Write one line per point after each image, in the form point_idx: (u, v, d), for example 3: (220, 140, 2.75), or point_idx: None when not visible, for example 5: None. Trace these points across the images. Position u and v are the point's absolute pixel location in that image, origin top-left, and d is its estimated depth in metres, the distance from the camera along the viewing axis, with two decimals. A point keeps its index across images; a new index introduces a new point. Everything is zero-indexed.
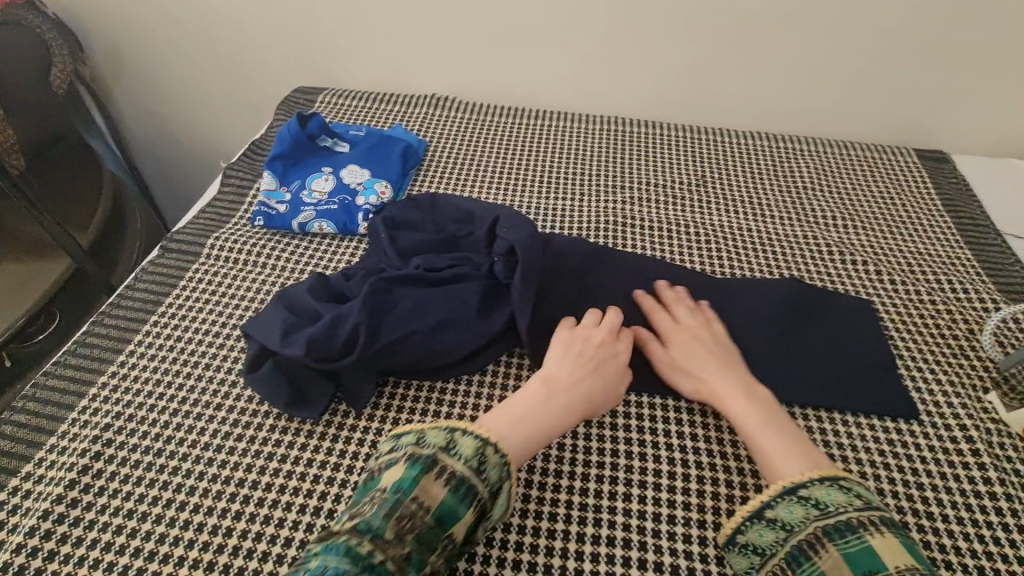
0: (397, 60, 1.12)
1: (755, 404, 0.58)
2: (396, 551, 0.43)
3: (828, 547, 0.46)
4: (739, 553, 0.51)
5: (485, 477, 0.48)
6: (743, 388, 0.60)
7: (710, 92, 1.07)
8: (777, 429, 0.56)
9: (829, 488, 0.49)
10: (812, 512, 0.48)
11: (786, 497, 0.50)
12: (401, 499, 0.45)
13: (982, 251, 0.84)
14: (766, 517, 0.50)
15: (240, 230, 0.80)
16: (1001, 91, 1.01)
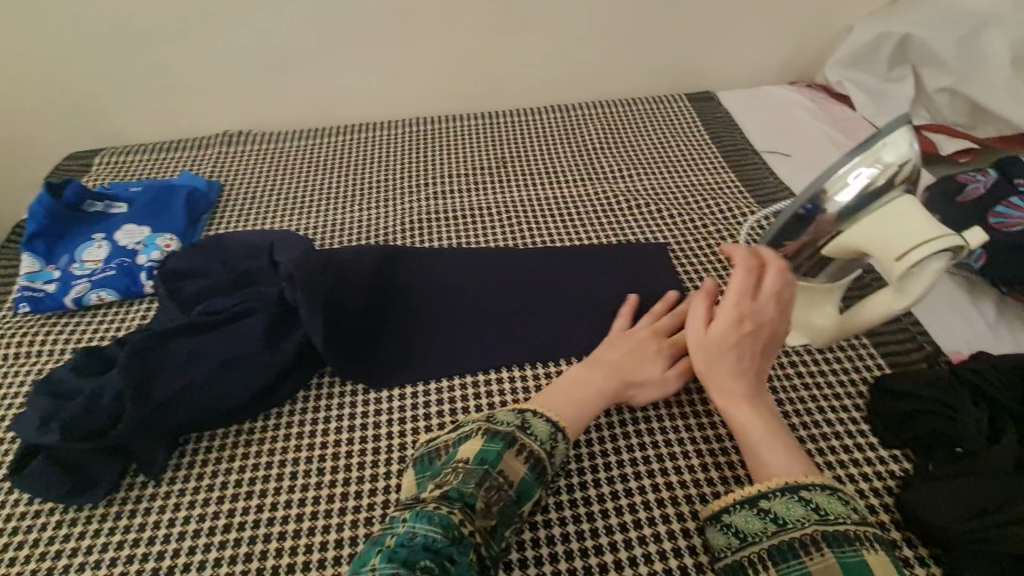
0: (176, 104, 1.06)
1: (764, 409, 0.56)
2: (483, 522, 0.47)
3: (823, 551, 0.43)
4: (720, 531, 0.49)
5: (556, 458, 0.54)
6: (755, 389, 0.57)
7: (498, 76, 1.12)
8: (774, 435, 0.53)
9: (828, 496, 0.46)
10: (811, 514, 0.45)
11: (782, 494, 0.47)
12: (490, 471, 0.49)
13: (742, 172, 0.96)
14: (760, 507, 0.47)
15: (4, 322, 0.73)
16: (737, 31, 1.15)
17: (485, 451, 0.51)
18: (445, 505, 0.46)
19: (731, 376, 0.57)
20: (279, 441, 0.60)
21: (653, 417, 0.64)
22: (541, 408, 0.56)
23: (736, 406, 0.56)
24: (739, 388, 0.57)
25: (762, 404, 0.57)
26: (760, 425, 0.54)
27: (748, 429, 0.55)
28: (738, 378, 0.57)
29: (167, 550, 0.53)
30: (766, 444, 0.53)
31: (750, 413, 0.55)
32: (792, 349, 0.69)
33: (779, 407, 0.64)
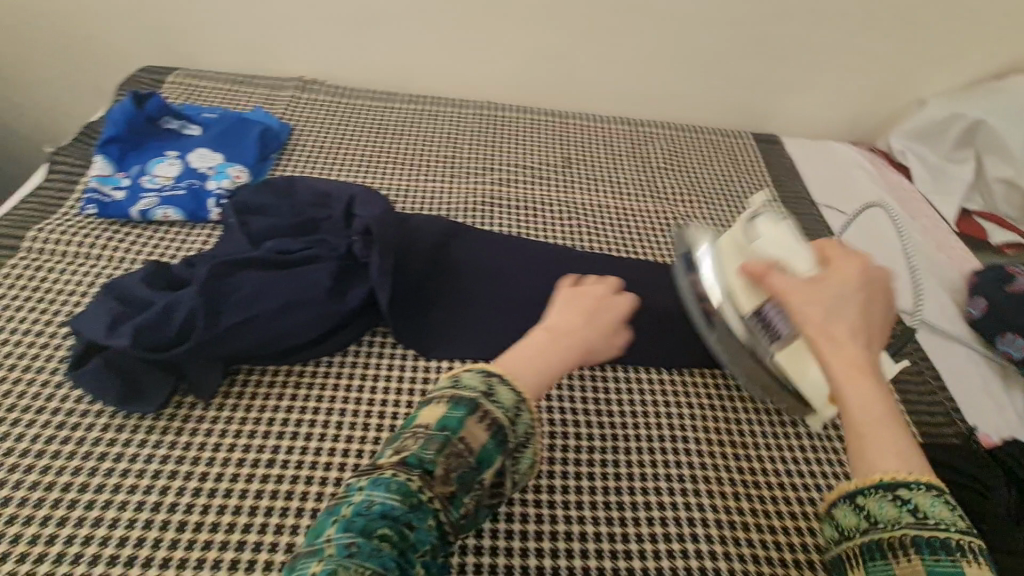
0: (257, 40, 1.06)
1: (884, 383, 0.44)
2: (442, 488, 0.41)
3: (911, 556, 0.37)
4: (830, 525, 0.45)
5: (517, 427, 0.45)
6: (875, 357, 0.45)
7: (576, 77, 1.13)
8: (890, 418, 0.42)
9: (932, 498, 0.39)
10: (906, 517, 0.38)
11: (874, 491, 0.40)
12: (452, 439, 0.42)
13: (798, 219, 0.98)
14: (855, 502, 0.41)
15: (68, 220, 0.73)
16: (814, 82, 1.16)
17: (445, 417, 0.43)
18: (403, 471, 0.40)
19: (851, 329, 0.46)
20: (329, 389, 0.61)
21: (691, 438, 0.65)
22: (512, 378, 0.48)
23: (846, 366, 0.44)
24: (857, 350, 0.45)
25: (881, 378, 0.44)
26: (879, 406, 0.42)
27: (848, 392, 0.43)
28: (855, 335, 0.45)
29: (210, 472, 0.54)
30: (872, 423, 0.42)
31: (868, 381, 0.43)
32: None
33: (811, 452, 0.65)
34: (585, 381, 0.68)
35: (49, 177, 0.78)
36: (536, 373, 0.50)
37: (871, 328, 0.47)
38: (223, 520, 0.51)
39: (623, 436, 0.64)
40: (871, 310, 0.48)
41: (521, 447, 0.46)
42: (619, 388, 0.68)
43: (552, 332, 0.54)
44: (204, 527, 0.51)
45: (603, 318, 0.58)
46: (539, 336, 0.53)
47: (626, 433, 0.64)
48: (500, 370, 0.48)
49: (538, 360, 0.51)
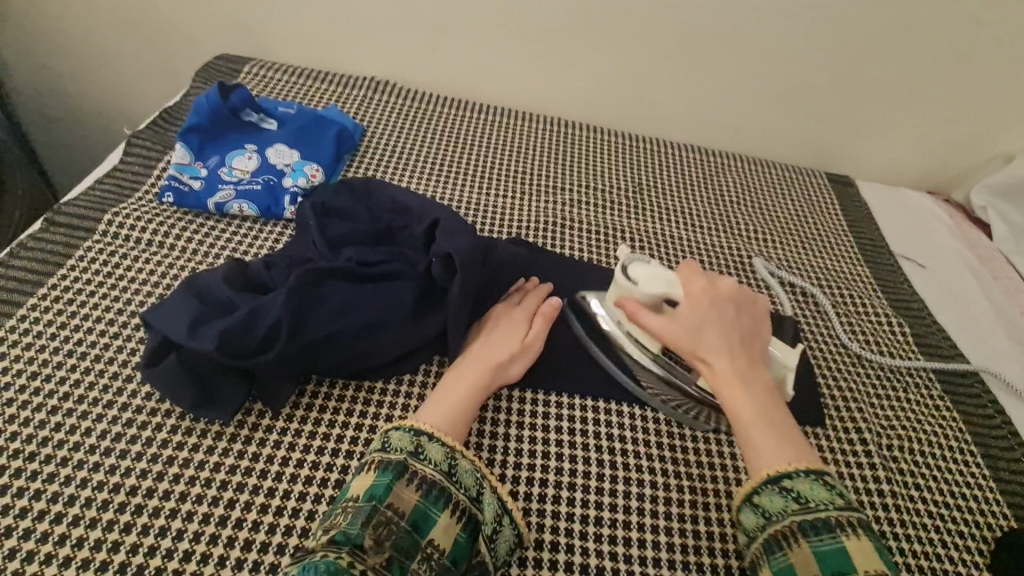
0: (335, 37, 1.05)
1: (758, 385, 0.55)
2: (376, 559, 0.44)
3: (800, 542, 0.47)
4: (739, 531, 0.52)
5: (459, 479, 0.51)
6: (748, 364, 0.56)
7: (651, 102, 1.10)
8: (771, 422, 0.53)
9: (811, 483, 0.49)
10: (791, 505, 0.49)
11: (766, 487, 0.50)
12: (377, 507, 0.47)
13: (878, 270, 0.93)
14: (752, 502, 0.51)
15: (144, 206, 0.72)
16: (898, 127, 1.12)
17: (373, 485, 0.48)
18: (332, 550, 0.44)
19: (720, 350, 0.56)
20: (399, 409, 0.59)
21: None
22: (437, 431, 0.53)
23: (726, 384, 0.55)
24: (730, 368, 0.55)
25: (758, 382, 0.55)
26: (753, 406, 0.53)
27: (734, 409, 0.54)
28: (723, 353, 0.56)
29: (278, 488, 0.52)
30: (751, 433, 0.52)
31: (739, 392, 0.54)
32: (920, 470, 0.67)
33: (902, 527, 0.61)
34: (658, 427, 0.65)
35: (126, 160, 0.77)
36: (458, 422, 0.55)
37: (738, 339, 0.57)
38: (290, 541, 0.49)
39: (700, 490, 0.61)
40: (732, 319, 0.58)
41: (478, 500, 0.51)
42: (695, 437, 0.65)
43: (493, 372, 0.60)
44: (270, 547, 0.49)
45: (514, 367, 0.63)
46: (459, 381, 0.58)
47: (704, 487, 0.61)
48: (427, 425, 0.53)
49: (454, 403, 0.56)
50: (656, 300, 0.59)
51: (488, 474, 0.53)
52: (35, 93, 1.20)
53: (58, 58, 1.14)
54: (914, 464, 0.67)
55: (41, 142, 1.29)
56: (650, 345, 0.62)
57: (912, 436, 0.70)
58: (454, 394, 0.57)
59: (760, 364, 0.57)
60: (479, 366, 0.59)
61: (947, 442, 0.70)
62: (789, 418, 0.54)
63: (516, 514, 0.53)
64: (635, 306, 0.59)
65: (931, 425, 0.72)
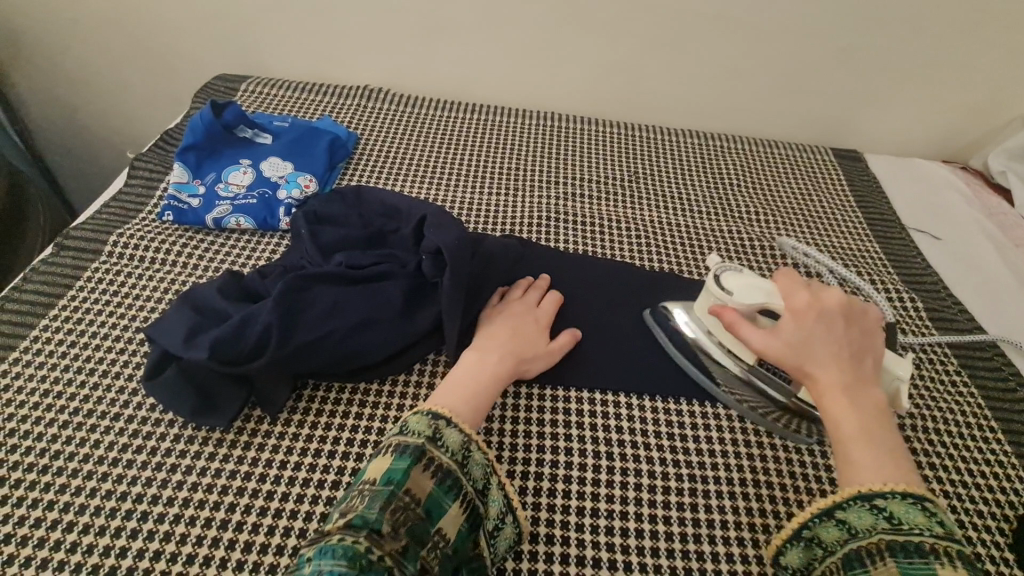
0: (327, 49, 1.07)
1: (864, 405, 0.53)
2: (393, 545, 0.44)
3: (887, 560, 0.45)
4: (803, 547, 0.51)
5: (470, 471, 0.51)
6: (858, 383, 0.54)
7: (645, 89, 1.09)
8: (871, 441, 0.51)
9: (908, 506, 0.47)
10: (881, 523, 0.47)
11: (856, 503, 0.48)
12: (396, 491, 0.47)
13: (888, 244, 0.90)
14: (835, 517, 0.49)
15: (146, 225, 0.74)
16: (906, 96, 1.08)
17: (390, 470, 0.49)
18: (350, 535, 0.44)
19: (826, 363, 0.54)
20: (394, 409, 0.60)
21: (776, 484, 0.60)
22: (454, 416, 0.54)
23: (830, 397, 0.53)
24: (835, 383, 0.53)
25: (864, 399, 0.53)
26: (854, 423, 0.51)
27: (835, 423, 0.52)
28: (830, 368, 0.54)
29: (276, 491, 0.53)
30: (850, 447, 0.51)
31: (844, 407, 0.52)
32: (934, 449, 0.64)
33: None
34: (656, 416, 0.64)
35: (129, 182, 0.80)
36: (476, 409, 0.56)
37: (849, 354, 0.55)
38: (288, 542, 0.50)
39: (700, 477, 0.60)
40: (845, 334, 0.55)
41: (484, 492, 0.52)
42: (694, 425, 0.64)
43: (513, 362, 0.61)
44: (270, 548, 0.50)
45: (534, 367, 0.64)
46: (483, 367, 0.59)
47: (703, 474, 0.60)
48: (444, 411, 0.54)
49: (464, 393, 0.57)
50: (753, 310, 0.59)
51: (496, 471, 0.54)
52: (50, 125, 1.25)
53: (69, 91, 1.19)
54: (927, 443, 0.65)
55: (59, 171, 1.35)
56: (744, 357, 0.61)
57: (926, 414, 0.67)
58: (476, 376, 0.59)
59: (871, 382, 0.54)
60: (504, 356, 0.61)
61: (964, 420, 0.67)
62: (895, 439, 0.52)
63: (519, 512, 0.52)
64: (734, 317, 0.58)
65: (947, 402, 0.69)
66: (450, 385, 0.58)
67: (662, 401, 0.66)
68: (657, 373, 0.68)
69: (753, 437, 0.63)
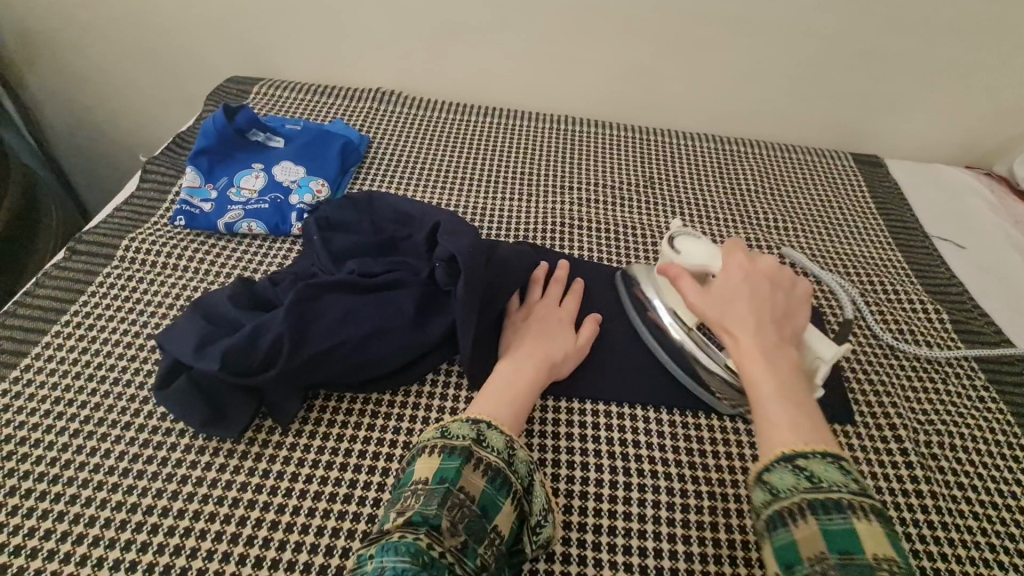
0: (340, 51, 1.06)
1: (784, 363, 0.49)
2: (453, 541, 0.43)
3: (808, 519, 0.39)
4: (732, 515, 0.45)
5: (517, 469, 0.50)
6: (778, 342, 0.51)
7: (660, 92, 1.07)
8: (791, 398, 0.46)
9: (828, 465, 0.41)
10: (802, 483, 0.41)
11: (778, 464, 0.42)
12: (451, 490, 0.46)
13: (911, 253, 0.88)
14: (756, 479, 0.43)
15: (158, 230, 0.74)
16: (929, 100, 1.05)
17: (441, 468, 0.47)
18: (411, 531, 0.43)
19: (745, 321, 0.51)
20: (406, 421, 0.59)
21: None
22: (494, 419, 0.53)
23: (748, 355, 0.49)
24: (753, 338, 0.50)
25: (781, 360, 0.49)
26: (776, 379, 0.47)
27: (753, 382, 0.48)
28: (750, 327, 0.51)
29: (287, 505, 0.52)
30: (770, 408, 0.46)
31: (764, 366, 0.48)
32: (962, 467, 0.62)
33: (944, 531, 0.57)
34: (674, 430, 0.63)
35: (141, 187, 0.80)
36: (516, 415, 0.55)
37: (772, 317, 0.52)
38: (300, 558, 0.49)
39: (720, 495, 0.58)
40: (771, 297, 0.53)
41: (529, 491, 0.50)
42: (712, 440, 0.62)
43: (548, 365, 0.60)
44: (281, 563, 0.49)
45: (566, 366, 0.63)
46: (518, 372, 0.58)
47: (723, 492, 0.58)
48: (483, 415, 0.53)
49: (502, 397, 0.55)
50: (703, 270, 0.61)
51: (538, 470, 0.53)
52: (64, 127, 1.26)
53: (83, 93, 1.19)
54: (957, 464, 0.62)
55: (72, 172, 1.35)
56: (688, 318, 0.64)
57: (953, 430, 0.65)
58: (513, 379, 0.57)
59: (789, 348, 0.51)
60: (537, 359, 0.60)
61: (992, 437, 0.65)
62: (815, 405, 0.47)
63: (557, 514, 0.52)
64: (676, 271, 0.58)
65: (974, 417, 0.67)
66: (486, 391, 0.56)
67: (680, 415, 0.64)
68: (675, 385, 0.66)
69: None
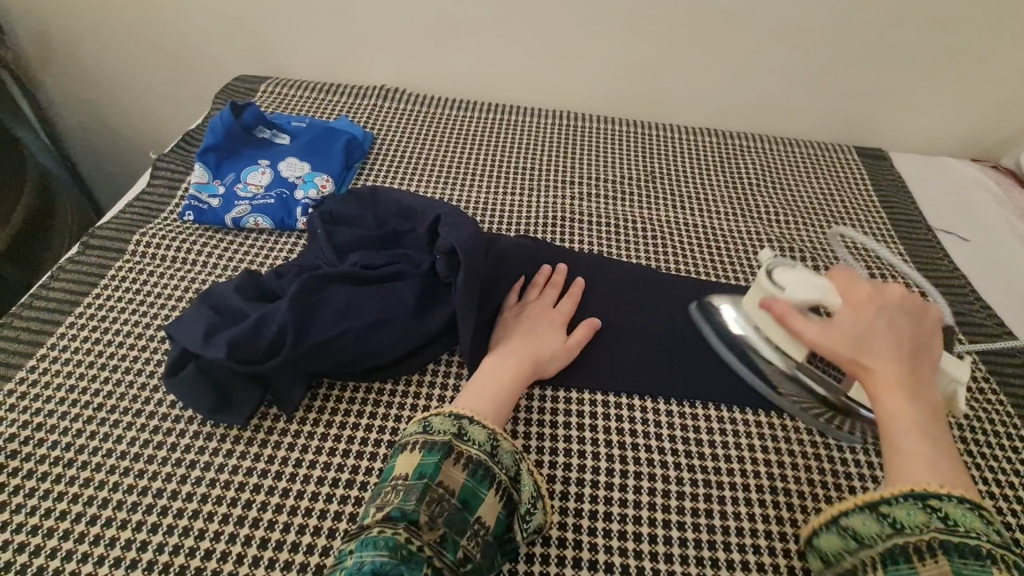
0: (345, 50, 1.08)
1: (919, 398, 0.51)
2: (431, 535, 0.46)
3: (938, 559, 0.42)
4: (837, 535, 0.49)
5: (500, 460, 0.51)
6: (912, 377, 0.52)
7: (662, 86, 1.07)
8: (929, 437, 0.48)
9: (964, 510, 0.44)
10: (934, 523, 0.44)
11: (908, 500, 0.45)
12: (429, 485, 0.48)
13: (913, 246, 0.88)
14: (878, 510, 0.46)
15: (167, 225, 0.76)
16: (934, 93, 1.05)
17: (422, 464, 0.49)
18: (390, 526, 0.46)
19: (884, 355, 0.53)
20: (407, 409, 0.60)
21: (794, 491, 0.59)
22: (476, 414, 0.54)
23: (884, 390, 0.51)
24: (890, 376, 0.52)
25: (921, 397, 0.51)
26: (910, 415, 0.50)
27: (885, 415, 0.50)
28: (889, 361, 0.52)
29: (291, 489, 0.54)
30: (906, 443, 0.48)
31: (902, 402, 0.50)
32: (959, 457, 0.62)
33: None
34: (672, 419, 0.64)
35: (152, 183, 0.82)
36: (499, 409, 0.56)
37: (914, 351, 0.53)
38: (303, 540, 0.51)
39: (715, 483, 0.59)
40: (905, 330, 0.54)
41: (517, 480, 0.52)
42: (708, 429, 0.63)
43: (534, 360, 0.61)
44: (285, 545, 0.51)
45: (553, 365, 0.64)
46: (502, 368, 0.59)
47: (718, 479, 0.59)
48: (465, 410, 0.54)
49: (488, 396, 0.57)
50: (806, 305, 0.58)
51: (525, 459, 0.54)
52: (79, 127, 1.29)
53: (96, 93, 1.22)
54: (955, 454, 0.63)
55: (86, 170, 1.38)
56: (795, 352, 0.59)
57: (951, 421, 0.66)
58: (496, 375, 0.59)
59: (929, 385, 0.52)
60: (523, 354, 0.61)
61: (991, 428, 0.65)
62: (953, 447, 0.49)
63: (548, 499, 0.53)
64: (784, 308, 0.58)
65: (972, 408, 0.67)
66: (471, 390, 0.57)
67: (677, 405, 0.65)
68: (673, 375, 0.67)
69: (771, 442, 0.62)
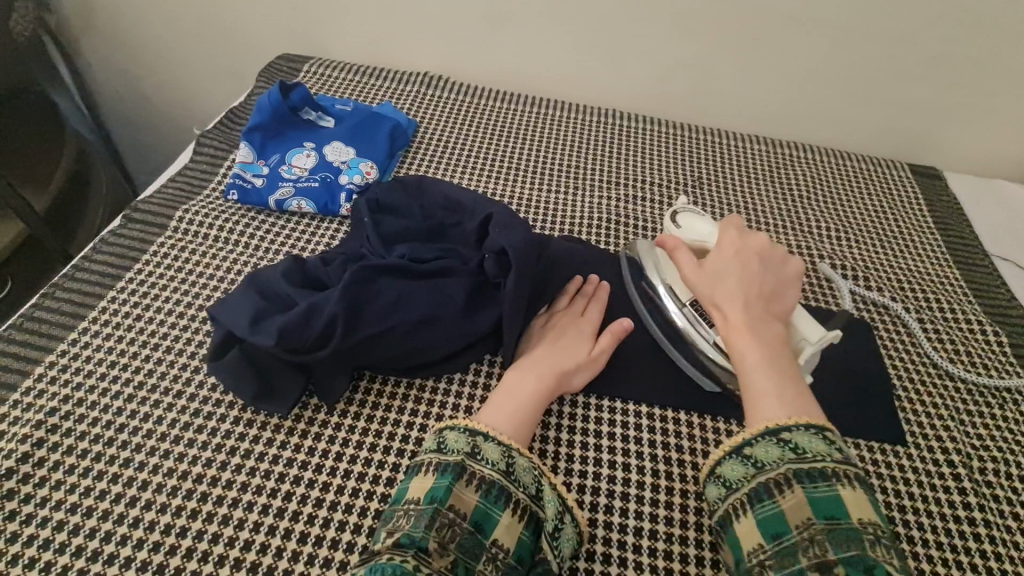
0: (391, 34, 1.06)
1: (765, 334, 0.53)
2: (441, 562, 0.44)
3: (795, 488, 0.45)
4: (717, 486, 0.50)
5: (518, 478, 0.50)
6: (765, 318, 0.55)
7: (713, 90, 1.04)
8: (777, 371, 0.51)
9: (811, 436, 0.47)
10: (787, 454, 0.47)
11: (766, 438, 0.48)
12: (439, 510, 0.46)
13: (969, 271, 0.85)
14: (742, 453, 0.49)
15: (210, 203, 0.75)
16: (997, 113, 1.01)
17: (433, 488, 0.48)
18: (398, 554, 0.44)
19: (736, 298, 0.55)
20: (449, 409, 0.59)
21: None
22: (494, 430, 0.52)
23: (736, 335, 0.53)
24: (744, 317, 0.54)
25: (769, 336, 0.53)
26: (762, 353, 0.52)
27: (741, 357, 0.52)
28: (738, 304, 0.55)
29: (331, 484, 0.53)
30: (756, 380, 0.51)
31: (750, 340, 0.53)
32: (1016, 496, 0.60)
33: (997, 561, 0.55)
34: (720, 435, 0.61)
35: (194, 159, 0.81)
36: (523, 424, 0.54)
37: (762, 293, 0.56)
38: (343, 537, 0.50)
39: None
40: (759, 274, 0.56)
41: (538, 497, 0.50)
42: None
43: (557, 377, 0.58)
44: (325, 541, 0.49)
45: (577, 378, 0.61)
46: (524, 383, 0.57)
47: None
48: (484, 425, 0.52)
49: (508, 409, 0.55)
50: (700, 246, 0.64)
51: (546, 472, 0.52)
52: (116, 96, 1.28)
53: (137, 64, 1.21)
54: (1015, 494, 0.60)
55: (122, 140, 1.38)
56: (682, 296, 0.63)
57: (1010, 458, 0.63)
58: (518, 392, 0.56)
59: (778, 324, 0.55)
60: (546, 371, 0.58)
61: None
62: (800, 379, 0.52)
63: (577, 511, 0.51)
64: (674, 242, 0.61)
65: None
66: (496, 399, 0.56)
67: (726, 424, 0.62)
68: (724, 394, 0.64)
69: None
